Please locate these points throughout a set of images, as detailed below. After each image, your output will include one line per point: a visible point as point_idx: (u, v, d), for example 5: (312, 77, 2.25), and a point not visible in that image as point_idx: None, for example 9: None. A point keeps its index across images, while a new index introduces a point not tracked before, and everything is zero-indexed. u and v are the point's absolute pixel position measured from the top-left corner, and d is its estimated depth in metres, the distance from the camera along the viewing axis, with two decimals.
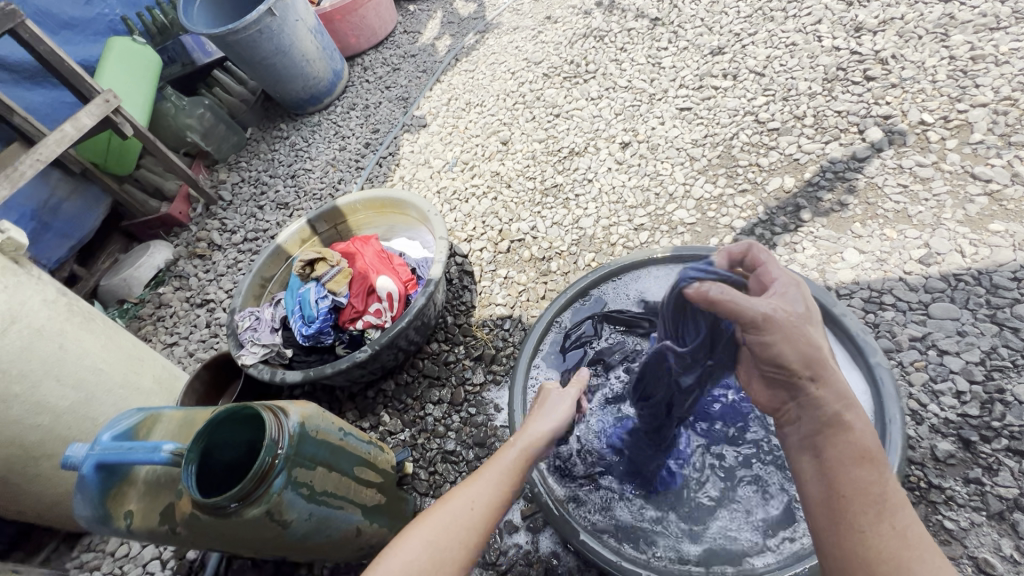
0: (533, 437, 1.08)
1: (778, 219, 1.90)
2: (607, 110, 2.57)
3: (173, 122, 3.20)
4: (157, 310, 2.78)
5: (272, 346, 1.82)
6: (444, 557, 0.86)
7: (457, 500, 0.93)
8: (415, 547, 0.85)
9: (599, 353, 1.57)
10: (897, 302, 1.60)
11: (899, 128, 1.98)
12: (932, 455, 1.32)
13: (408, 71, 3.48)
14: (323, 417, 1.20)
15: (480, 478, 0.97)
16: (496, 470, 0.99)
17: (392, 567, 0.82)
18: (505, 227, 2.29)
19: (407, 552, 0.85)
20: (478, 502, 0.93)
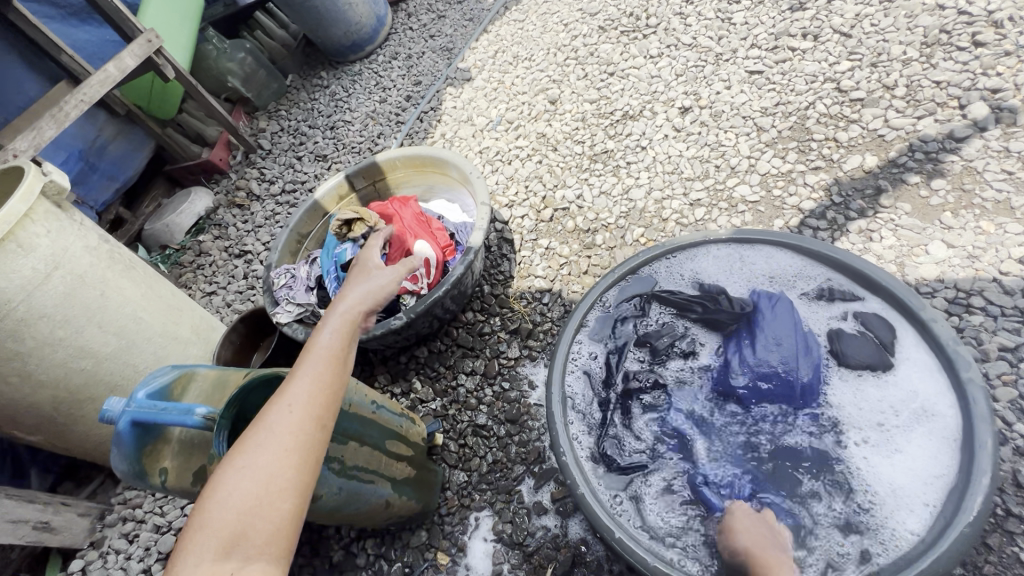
0: (351, 314, 0.98)
1: (854, 203, 1.72)
2: (668, 70, 2.36)
3: (215, 65, 3.16)
4: (197, 258, 2.81)
5: (307, 305, 1.79)
6: (274, 478, 0.75)
7: (274, 408, 0.81)
8: (240, 477, 0.74)
9: (646, 335, 1.46)
10: (987, 305, 1.43)
11: (1009, 105, 1.73)
12: (1013, 481, 1.19)
13: (454, 19, 3.28)
14: (357, 390, 1.17)
15: (296, 376, 0.85)
16: (315, 360, 0.87)
17: (221, 503, 0.72)
18: (549, 193, 2.17)
19: (234, 485, 0.73)
20: (295, 406, 0.81)
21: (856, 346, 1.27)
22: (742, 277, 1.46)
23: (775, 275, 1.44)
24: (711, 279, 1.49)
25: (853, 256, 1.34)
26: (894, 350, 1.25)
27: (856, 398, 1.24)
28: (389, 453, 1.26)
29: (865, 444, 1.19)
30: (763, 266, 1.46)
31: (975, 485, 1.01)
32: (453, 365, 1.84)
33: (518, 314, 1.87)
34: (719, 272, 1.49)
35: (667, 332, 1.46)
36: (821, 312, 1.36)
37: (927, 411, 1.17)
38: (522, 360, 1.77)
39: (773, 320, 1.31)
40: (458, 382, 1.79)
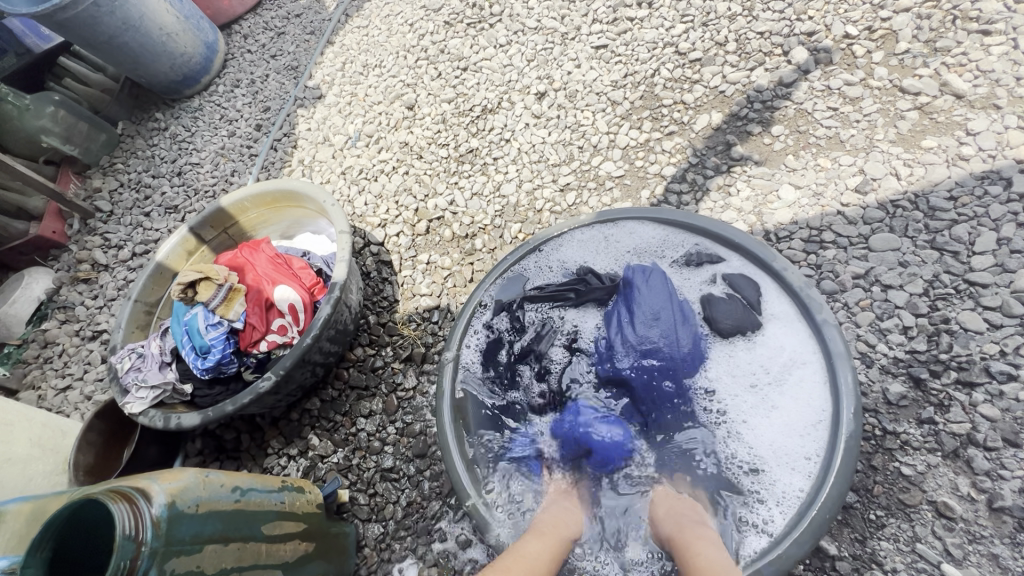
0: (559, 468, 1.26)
1: (709, 161, 1.76)
2: (518, 57, 2.30)
3: (21, 126, 2.69)
4: (44, 350, 2.42)
5: (164, 385, 1.56)
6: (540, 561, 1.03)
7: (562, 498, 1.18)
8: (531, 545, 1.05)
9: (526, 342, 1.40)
10: (837, 238, 1.50)
11: (824, 45, 1.83)
12: (884, 400, 1.26)
13: (294, 34, 3.04)
14: (205, 484, 1.00)
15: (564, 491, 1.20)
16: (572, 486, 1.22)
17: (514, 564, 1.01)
18: (421, 205, 2.05)
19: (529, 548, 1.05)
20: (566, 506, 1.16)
21: (726, 309, 1.28)
22: (609, 255, 1.45)
23: (641, 250, 1.44)
24: (578, 266, 1.46)
25: (706, 219, 1.37)
26: (759, 306, 1.27)
27: (731, 362, 1.25)
28: (270, 538, 1.11)
29: (748, 406, 1.20)
30: (626, 243, 1.45)
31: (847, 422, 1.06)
32: (349, 410, 1.69)
33: (408, 339, 1.76)
34: (585, 255, 1.47)
35: (548, 332, 1.41)
36: (691, 278, 1.36)
37: (796, 360, 1.19)
38: (420, 387, 1.67)
39: (647, 289, 1.30)
40: (358, 428, 1.65)
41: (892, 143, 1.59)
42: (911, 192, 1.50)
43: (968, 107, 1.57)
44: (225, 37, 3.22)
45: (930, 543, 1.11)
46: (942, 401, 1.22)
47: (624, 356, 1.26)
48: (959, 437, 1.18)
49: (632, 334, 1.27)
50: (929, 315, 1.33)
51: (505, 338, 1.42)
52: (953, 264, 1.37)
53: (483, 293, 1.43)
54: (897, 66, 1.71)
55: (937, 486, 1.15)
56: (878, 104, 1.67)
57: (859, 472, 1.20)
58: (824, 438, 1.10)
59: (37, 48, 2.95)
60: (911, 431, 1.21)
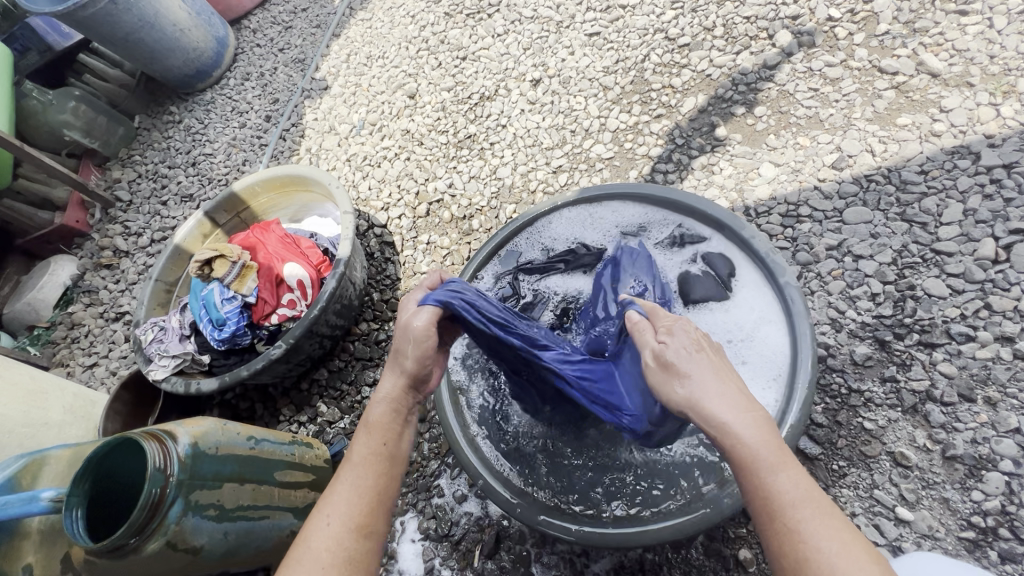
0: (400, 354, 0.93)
1: (694, 142, 1.84)
2: (515, 46, 2.39)
3: (44, 120, 2.84)
4: (71, 330, 2.57)
5: (184, 355, 1.69)
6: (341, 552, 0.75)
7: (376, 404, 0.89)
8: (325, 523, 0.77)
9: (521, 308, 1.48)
10: (813, 212, 1.58)
11: (807, 29, 1.89)
12: (851, 360, 1.34)
13: (301, 28, 3.14)
14: (224, 431, 1.12)
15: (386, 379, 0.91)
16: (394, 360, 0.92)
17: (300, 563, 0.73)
18: (422, 188, 2.15)
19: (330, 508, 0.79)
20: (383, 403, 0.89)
21: (698, 283, 1.35)
22: (597, 231, 1.54)
23: (625, 227, 1.52)
24: (567, 244, 1.55)
25: (683, 193, 1.44)
26: (731, 279, 1.34)
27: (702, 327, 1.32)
28: (283, 483, 1.23)
29: None
30: (609, 222, 1.53)
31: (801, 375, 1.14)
32: (355, 380, 1.81)
33: None
34: (573, 233, 1.56)
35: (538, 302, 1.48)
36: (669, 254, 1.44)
37: (761, 325, 1.27)
38: None
39: (632, 266, 1.34)
40: (363, 395, 1.77)
41: (869, 121, 1.66)
42: (885, 168, 1.57)
43: (943, 85, 1.63)
44: (235, 32, 3.33)
45: (887, 489, 1.19)
46: (904, 360, 1.30)
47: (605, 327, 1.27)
48: (919, 393, 1.26)
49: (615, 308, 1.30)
50: (896, 282, 1.41)
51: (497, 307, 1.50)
52: (921, 234, 1.44)
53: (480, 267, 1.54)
54: (877, 47, 1.77)
55: (896, 438, 1.23)
56: (857, 84, 1.73)
57: (825, 427, 1.28)
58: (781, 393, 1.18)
59: (60, 45, 3.05)
60: (875, 389, 1.30)
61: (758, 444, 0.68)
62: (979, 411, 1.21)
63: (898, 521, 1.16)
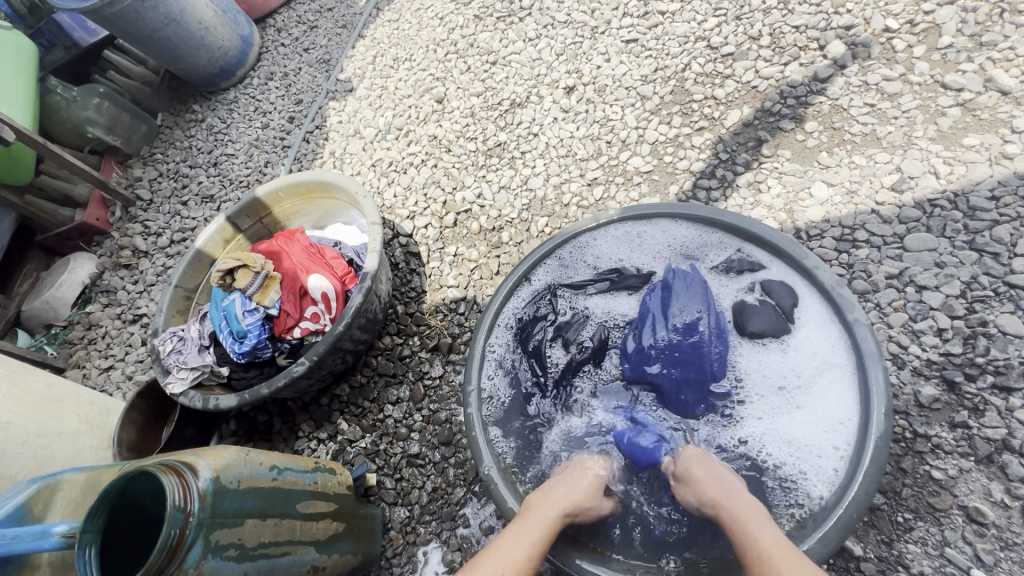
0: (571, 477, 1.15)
1: (739, 157, 1.74)
2: (548, 51, 2.30)
3: (67, 116, 2.81)
4: (88, 331, 2.53)
5: (203, 367, 1.63)
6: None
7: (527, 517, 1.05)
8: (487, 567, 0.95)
9: (558, 327, 1.43)
10: (870, 237, 1.48)
11: (862, 40, 1.79)
12: (916, 402, 1.24)
13: (326, 28, 3.09)
14: (246, 462, 1.05)
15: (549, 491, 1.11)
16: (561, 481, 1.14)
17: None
18: (449, 197, 2.08)
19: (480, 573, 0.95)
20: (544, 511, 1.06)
21: (760, 317, 1.27)
22: (645, 251, 1.46)
23: (676, 247, 1.44)
24: (613, 263, 1.47)
25: (739, 216, 1.35)
26: (794, 311, 1.26)
27: (761, 363, 1.25)
28: (306, 516, 1.16)
29: (775, 400, 1.21)
30: (658, 242, 1.45)
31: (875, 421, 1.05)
32: (377, 397, 1.73)
33: (435, 329, 1.79)
34: (619, 252, 1.48)
35: (578, 321, 1.43)
36: (724, 281, 1.36)
37: (825, 360, 1.19)
38: (446, 376, 1.70)
39: (684, 293, 1.29)
40: (386, 414, 1.70)
41: (932, 141, 1.55)
42: (950, 192, 1.46)
43: (1014, 104, 1.52)
44: (259, 31, 3.29)
45: (959, 548, 1.09)
46: (976, 405, 1.20)
47: (654, 361, 1.26)
48: (994, 442, 1.16)
49: (665, 337, 1.26)
50: (965, 317, 1.30)
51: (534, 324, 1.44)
52: (993, 266, 1.34)
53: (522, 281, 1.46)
54: (940, 61, 1.67)
55: (969, 491, 1.13)
56: (917, 100, 1.63)
57: (887, 474, 1.19)
58: (851, 439, 1.10)
59: (85, 41, 3.03)
60: (944, 435, 1.19)
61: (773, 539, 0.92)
62: None
63: None
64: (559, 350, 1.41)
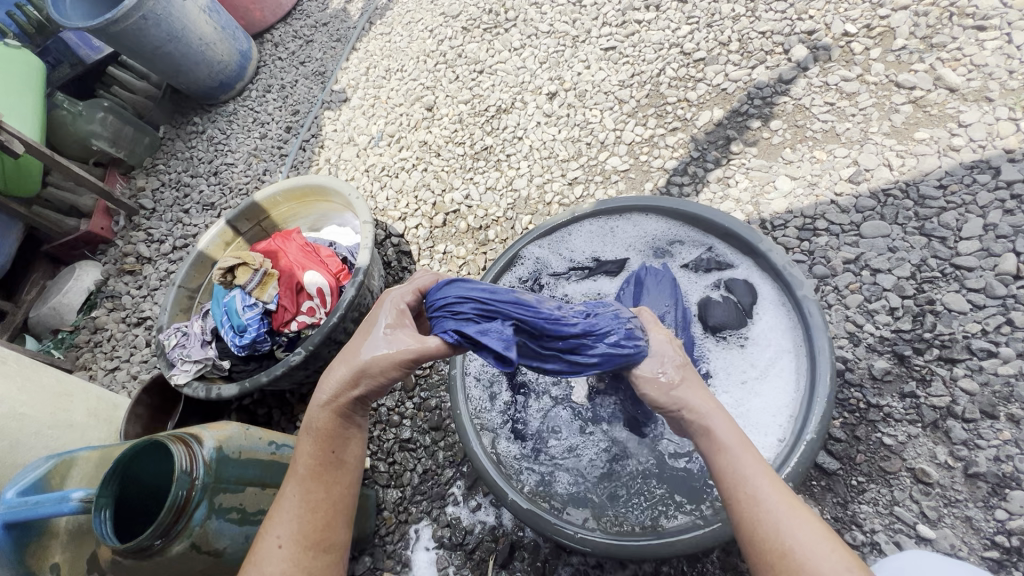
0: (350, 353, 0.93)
1: (709, 155, 1.85)
2: (531, 59, 2.42)
3: (73, 129, 2.92)
4: (94, 334, 2.63)
5: (206, 360, 1.73)
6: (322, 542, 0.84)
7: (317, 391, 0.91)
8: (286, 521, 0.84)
9: None
10: (830, 226, 1.58)
11: (823, 43, 1.90)
12: (870, 375, 1.33)
13: (321, 42, 3.21)
14: (246, 436, 1.14)
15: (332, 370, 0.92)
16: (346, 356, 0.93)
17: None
18: (438, 199, 2.18)
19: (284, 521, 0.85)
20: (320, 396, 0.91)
21: (722, 309, 1.34)
22: (618, 244, 1.55)
23: (648, 239, 1.53)
24: (589, 256, 1.56)
25: (704, 208, 1.42)
26: (753, 303, 1.33)
27: (725, 352, 1.31)
28: None
29: (739, 379, 1.28)
30: (631, 235, 1.54)
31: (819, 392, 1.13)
32: None
33: None
34: (593, 245, 1.57)
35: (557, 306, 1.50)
36: (693, 274, 1.44)
37: (782, 340, 1.27)
38: (436, 366, 1.79)
39: (655, 289, 1.37)
40: (379, 403, 1.79)
41: (886, 135, 1.66)
42: (903, 182, 1.56)
43: (961, 100, 1.63)
44: (257, 45, 3.42)
45: (907, 506, 1.18)
46: (923, 375, 1.29)
47: None
48: (939, 409, 1.25)
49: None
50: (915, 296, 1.40)
51: None
52: (940, 249, 1.44)
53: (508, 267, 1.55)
54: (894, 62, 1.78)
55: (916, 455, 1.22)
56: (873, 98, 1.74)
57: (843, 442, 1.28)
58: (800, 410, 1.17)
59: (89, 58, 3.16)
60: (894, 404, 1.29)
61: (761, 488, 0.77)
62: (1002, 428, 1.20)
63: (919, 538, 1.15)
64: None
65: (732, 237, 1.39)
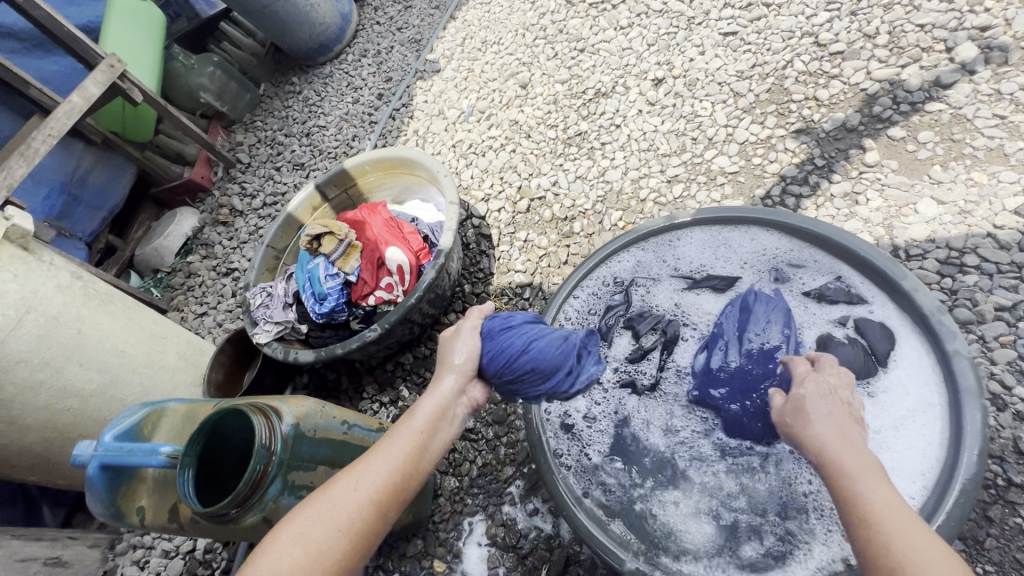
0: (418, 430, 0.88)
1: (836, 165, 1.63)
2: (639, 40, 2.24)
3: (185, 81, 3.07)
4: (188, 279, 2.80)
5: (286, 323, 1.78)
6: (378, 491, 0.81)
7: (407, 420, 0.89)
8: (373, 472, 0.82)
9: (628, 319, 1.40)
10: (981, 263, 1.35)
11: (999, 43, 1.61)
12: (1015, 448, 1.13)
13: (420, 8, 3.17)
14: (322, 414, 1.14)
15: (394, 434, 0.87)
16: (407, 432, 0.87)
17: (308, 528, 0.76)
18: (524, 183, 2.10)
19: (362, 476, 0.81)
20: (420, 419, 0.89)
21: (848, 352, 1.17)
22: (729, 258, 1.40)
23: (766, 256, 1.37)
24: (694, 267, 1.42)
25: (840, 232, 1.26)
26: (888, 350, 1.15)
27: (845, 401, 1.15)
28: None
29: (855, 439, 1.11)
30: (750, 252, 1.39)
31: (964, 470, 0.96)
32: None
33: (500, 312, 1.83)
34: (702, 257, 1.42)
35: (650, 314, 1.39)
36: (816, 304, 1.27)
37: (920, 403, 1.09)
38: None
39: (764, 313, 1.25)
40: None
41: None
42: None
43: None
44: (358, 8, 3.43)
45: None
46: None
47: (721, 384, 1.22)
48: None
49: (736, 359, 1.22)
50: None
51: (605, 314, 1.43)
52: None
53: (604, 265, 1.46)
54: None
55: None
56: None
57: (969, 520, 1.10)
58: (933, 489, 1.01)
59: (204, 13, 3.31)
60: None
61: (887, 503, 0.71)
62: None
63: None
64: (628, 339, 1.38)
65: (873, 273, 1.22)
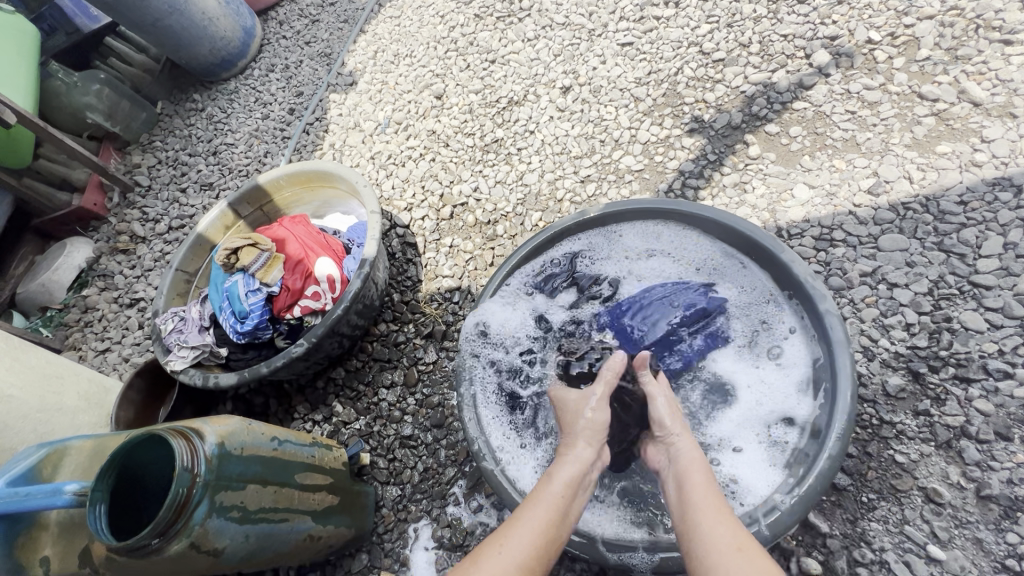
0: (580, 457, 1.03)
1: (726, 159, 1.82)
2: (546, 51, 2.37)
3: (67, 101, 2.83)
4: (85, 314, 2.55)
5: (203, 346, 1.69)
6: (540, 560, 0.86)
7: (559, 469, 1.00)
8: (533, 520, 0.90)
9: (575, 286, 1.53)
10: (847, 237, 1.56)
11: (846, 50, 1.87)
12: (883, 391, 1.32)
13: (329, 22, 3.13)
14: (249, 431, 1.10)
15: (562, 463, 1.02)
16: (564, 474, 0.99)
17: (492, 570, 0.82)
18: (446, 190, 2.13)
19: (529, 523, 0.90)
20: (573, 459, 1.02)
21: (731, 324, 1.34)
22: (660, 245, 1.53)
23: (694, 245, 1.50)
24: (640, 250, 1.54)
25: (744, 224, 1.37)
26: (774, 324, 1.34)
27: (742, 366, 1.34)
28: (303, 486, 1.21)
29: (753, 397, 1.30)
30: (687, 241, 1.50)
31: (836, 421, 1.10)
32: (372, 381, 1.79)
33: (430, 317, 1.85)
34: (642, 242, 1.54)
35: (594, 285, 1.53)
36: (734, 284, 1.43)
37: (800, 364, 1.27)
38: (440, 362, 1.76)
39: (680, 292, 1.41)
40: (380, 397, 1.75)
41: (907, 148, 1.63)
42: (922, 196, 1.54)
43: (984, 115, 1.61)
44: (262, 23, 3.33)
45: (917, 526, 1.17)
46: (938, 395, 1.28)
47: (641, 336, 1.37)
48: (953, 429, 1.24)
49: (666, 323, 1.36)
50: (931, 313, 1.38)
51: (556, 284, 1.54)
52: (958, 266, 1.42)
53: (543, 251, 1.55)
54: (917, 72, 1.75)
55: (928, 474, 1.21)
56: (895, 109, 1.71)
57: (854, 458, 1.26)
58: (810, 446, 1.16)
59: (87, 28, 3.06)
60: (907, 421, 1.27)
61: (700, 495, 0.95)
62: (1016, 451, 1.19)
63: (929, 558, 1.14)
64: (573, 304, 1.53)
65: (765, 257, 1.36)
